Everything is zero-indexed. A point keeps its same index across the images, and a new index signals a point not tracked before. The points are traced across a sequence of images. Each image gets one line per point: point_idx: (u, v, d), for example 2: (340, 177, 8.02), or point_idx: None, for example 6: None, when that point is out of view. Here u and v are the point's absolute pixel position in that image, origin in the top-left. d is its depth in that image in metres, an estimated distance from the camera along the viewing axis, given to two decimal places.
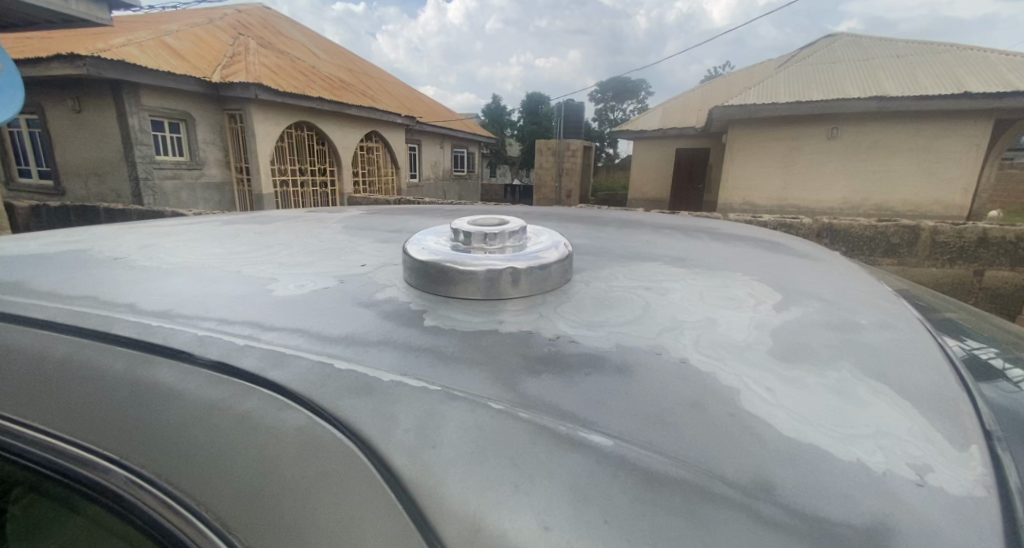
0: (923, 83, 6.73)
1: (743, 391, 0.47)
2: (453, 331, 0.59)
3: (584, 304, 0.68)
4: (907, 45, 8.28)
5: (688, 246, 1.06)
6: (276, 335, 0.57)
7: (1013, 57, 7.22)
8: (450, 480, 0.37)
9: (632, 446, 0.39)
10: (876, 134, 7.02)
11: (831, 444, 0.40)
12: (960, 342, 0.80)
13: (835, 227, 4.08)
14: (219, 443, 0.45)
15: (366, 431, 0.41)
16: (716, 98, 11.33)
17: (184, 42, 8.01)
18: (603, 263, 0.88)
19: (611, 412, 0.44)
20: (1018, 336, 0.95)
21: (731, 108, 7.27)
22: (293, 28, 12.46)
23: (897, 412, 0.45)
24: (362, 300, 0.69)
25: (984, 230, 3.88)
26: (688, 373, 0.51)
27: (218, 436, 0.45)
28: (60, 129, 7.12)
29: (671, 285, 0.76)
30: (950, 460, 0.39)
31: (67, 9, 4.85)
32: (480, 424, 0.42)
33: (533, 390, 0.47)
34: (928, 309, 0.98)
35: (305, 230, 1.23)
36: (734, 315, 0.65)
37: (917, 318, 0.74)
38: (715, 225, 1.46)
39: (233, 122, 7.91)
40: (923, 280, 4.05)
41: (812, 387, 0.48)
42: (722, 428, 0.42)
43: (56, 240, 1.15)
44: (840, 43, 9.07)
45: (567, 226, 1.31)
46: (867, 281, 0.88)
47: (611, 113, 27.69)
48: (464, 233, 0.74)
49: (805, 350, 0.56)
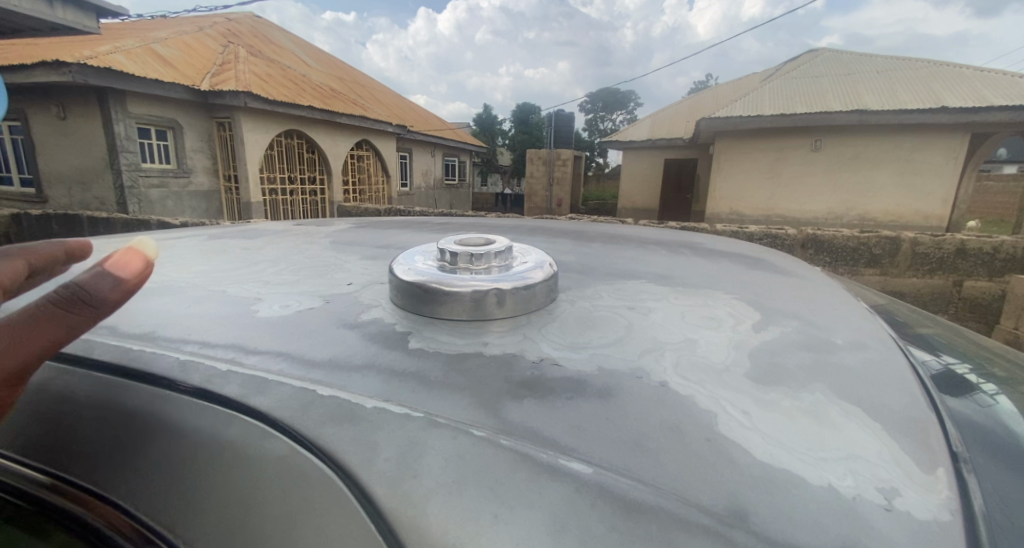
0: (903, 97, 6.92)
1: (720, 416, 0.48)
2: (438, 354, 0.59)
3: (567, 324, 0.69)
4: (887, 61, 8.53)
5: (671, 263, 1.08)
6: (260, 359, 0.57)
7: (987, 73, 7.50)
8: (432, 512, 0.38)
9: (611, 473, 0.40)
10: (857, 145, 7.21)
11: (805, 468, 0.41)
12: (935, 356, 0.83)
13: (819, 238, 4.20)
14: (211, 475, 0.45)
15: (349, 461, 0.42)
16: (703, 109, 11.61)
17: (173, 49, 7.97)
18: (590, 281, 0.89)
19: (590, 439, 0.45)
20: (991, 351, 0.98)
21: (718, 120, 7.42)
22: (284, 38, 12.52)
23: (867, 435, 0.47)
24: (347, 321, 0.69)
25: (962, 242, 3.97)
26: (668, 396, 0.51)
27: (216, 447, 0.46)
28: (43, 136, 7.03)
29: (654, 304, 0.77)
30: (915, 484, 0.41)
31: (54, 17, 4.80)
32: (462, 452, 0.42)
33: (516, 417, 0.48)
34: (904, 325, 1.00)
35: (292, 246, 1.23)
36: (713, 335, 0.66)
37: (889, 334, 0.76)
38: (700, 240, 1.48)
39: (222, 130, 7.84)
40: (903, 290, 4.15)
41: (788, 410, 0.50)
42: (699, 453, 0.43)
43: None
44: (822, 57, 9.36)
45: (554, 241, 1.33)
46: (846, 300, 0.91)
47: (601, 125, 28.40)
48: (450, 254, 0.75)
49: (781, 373, 0.57)
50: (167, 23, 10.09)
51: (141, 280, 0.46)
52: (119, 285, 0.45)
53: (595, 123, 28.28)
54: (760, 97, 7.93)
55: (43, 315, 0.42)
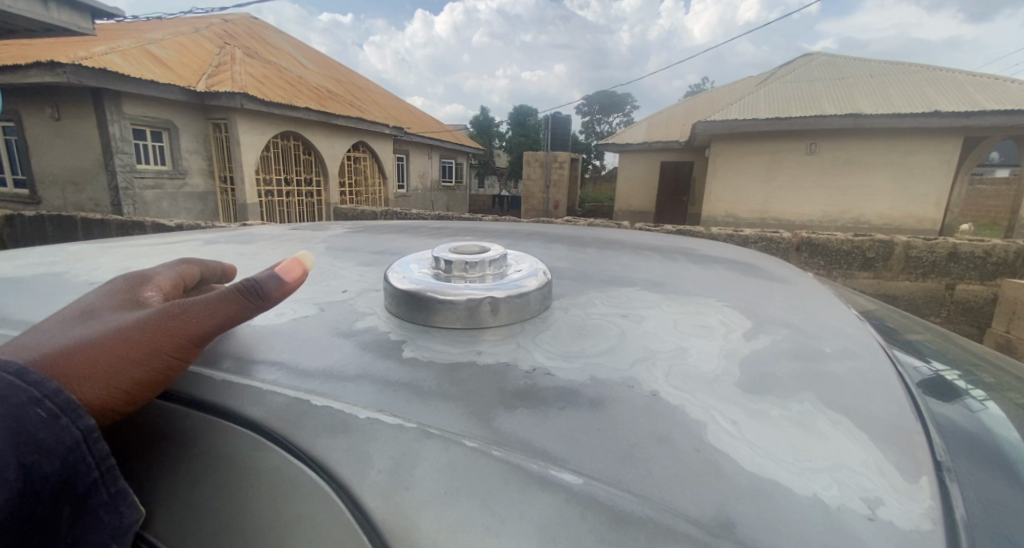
0: (896, 101, 6.98)
1: (710, 426, 0.49)
2: (432, 363, 0.60)
3: (561, 332, 0.69)
4: (881, 65, 8.61)
5: (665, 270, 1.09)
6: (255, 369, 0.57)
7: (979, 78, 7.58)
8: (425, 524, 0.38)
9: (601, 485, 0.40)
10: (851, 149, 7.27)
11: (791, 479, 0.42)
12: (924, 363, 0.84)
13: (813, 242, 4.23)
14: (207, 484, 0.46)
15: (342, 473, 0.42)
16: (699, 112, 11.69)
17: (169, 50, 7.95)
18: (583, 288, 0.90)
19: (581, 449, 0.45)
20: (980, 358, 0.99)
21: (713, 123, 7.46)
22: (281, 39, 12.50)
23: (853, 444, 0.48)
24: (341, 330, 0.69)
25: (954, 245, 4.01)
26: (659, 406, 0.52)
27: (216, 454, 0.47)
28: (36, 137, 6.98)
29: (646, 312, 0.78)
30: (899, 493, 0.41)
31: (50, 18, 4.78)
32: (454, 464, 0.43)
33: (508, 427, 0.48)
34: (895, 331, 1.02)
35: (288, 251, 1.23)
36: (705, 344, 0.67)
37: (878, 341, 0.78)
38: (694, 245, 1.49)
39: (218, 131, 7.82)
40: (896, 293, 4.18)
41: (775, 420, 0.50)
42: (688, 465, 0.43)
43: (30, 260, 1.14)
44: (817, 61, 9.44)
45: (549, 247, 1.34)
46: (836, 306, 0.92)
47: (598, 127, 28.53)
48: (445, 261, 0.75)
49: (770, 382, 0.58)
50: (163, 24, 10.07)
51: (297, 285, 0.52)
52: (282, 286, 0.51)
53: (592, 125, 28.41)
54: (755, 101, 7.99)
55: (220, 298, 0.47)
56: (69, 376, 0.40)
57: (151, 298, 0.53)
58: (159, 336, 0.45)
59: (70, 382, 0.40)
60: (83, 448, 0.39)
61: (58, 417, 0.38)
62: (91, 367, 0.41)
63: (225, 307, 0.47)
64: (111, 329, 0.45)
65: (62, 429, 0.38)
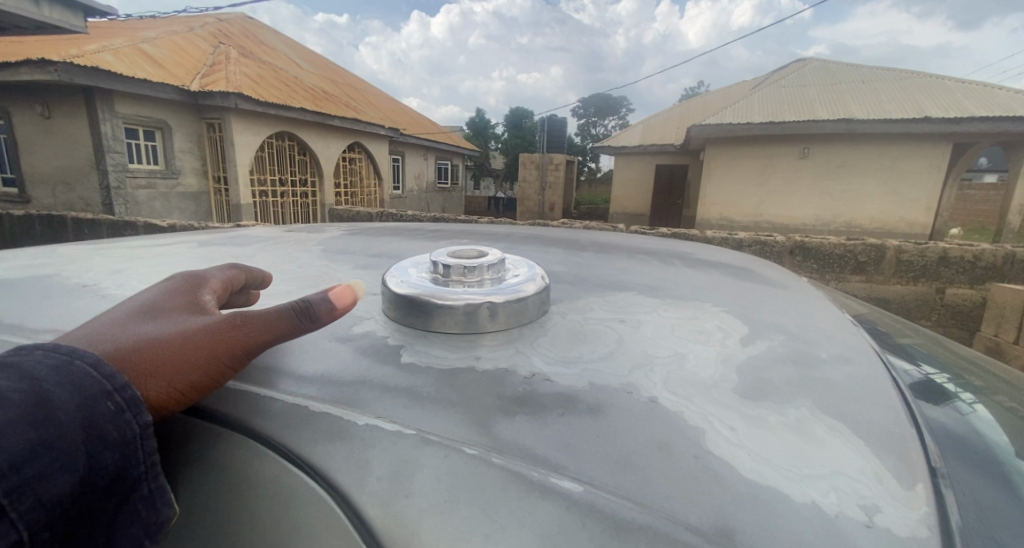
0: (887, 107, 7.07)
1: (708, 432, 0.49)
2: (431, 368, 0.60)
3: (558, 337, 0.69)
4: (872, 71, 8.72)
5: (661, 274, 1.09)
6: (252, 372, 0.57)
7: (969, 85, 7.70)
8: (425, 532, 0.38)
9: (603, 493, 0.40)
10: (842, 154, 7.35)
11: (789, 485, 0.42)
12: (916, 366, 0.85)
13: (806, 245, 4.27)
14: (204, 492, 0.45)
15: (341, 481, 0.42)
16: (694, 116, 11.77)
17: (163, 49, 7.89)
18: (580, 293, 0.90)
19: (582, 457, 0.45)
20: (970, 362, 1.00)
21: (708, 127, 7.50)
22: (276, 39, 12.44)
23: (850, 451, 0.48)
24: (339, 334, 0.69)
25: (944, 250, 4.06)
26: (657, 413, 0.52)
27: (218, 461, 0.47)
28: (26, 135, 6.90)
29: (643, 317, 0.78)
30: (896, 500, 0.42)
31: (41, 15, 4.73)
32: (454, 471, 0.42)
33: (507, 434, 0.48)
34: (887, 335, 1.03)
35: (283, 254, 1.22)
36: (701, 349, 0.68)
37: (872, 346, 0.78)
38: (690, 249, 1.50)
39: (212, 131, 7.76)
40: (888, 296, 4.22)
41: (773, 426, 0.51)
42: (687, 471, 0.44)
43: (20, 262, 1.12)
44: (809, 66, 9.55)
45: (546, 250, 1.34)
46: (830, 311, 0.93)
47: (593, 130, 28.66)
48: (443, 265, 0.75)
49: (768, 388, 0.58)
50: (157, 23, 9.99)
51: (348, 312, 0.52)
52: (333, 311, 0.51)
53: (588, 128, 28.50)
54: (749, 105, 8.06)
55: (280, 315, 0.48)
56: (136, 370, 0.40)
57: (208, 302, 0.54)
58: (220, 345, 0.45)
59: (137, 377, 0.40)
60: (139, 444, 0.37)
61: (123, 411, 0.37)
62: (156, 364, 0.42)
63: (285, 326, 0.48)
64: (177, 329, 0.45)
65: (125, 422, 0.37)
